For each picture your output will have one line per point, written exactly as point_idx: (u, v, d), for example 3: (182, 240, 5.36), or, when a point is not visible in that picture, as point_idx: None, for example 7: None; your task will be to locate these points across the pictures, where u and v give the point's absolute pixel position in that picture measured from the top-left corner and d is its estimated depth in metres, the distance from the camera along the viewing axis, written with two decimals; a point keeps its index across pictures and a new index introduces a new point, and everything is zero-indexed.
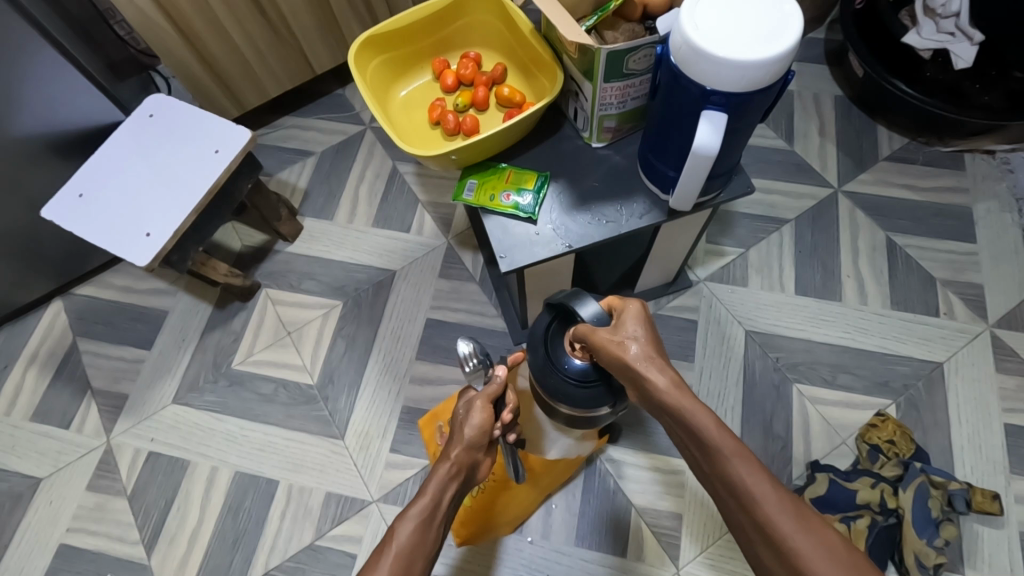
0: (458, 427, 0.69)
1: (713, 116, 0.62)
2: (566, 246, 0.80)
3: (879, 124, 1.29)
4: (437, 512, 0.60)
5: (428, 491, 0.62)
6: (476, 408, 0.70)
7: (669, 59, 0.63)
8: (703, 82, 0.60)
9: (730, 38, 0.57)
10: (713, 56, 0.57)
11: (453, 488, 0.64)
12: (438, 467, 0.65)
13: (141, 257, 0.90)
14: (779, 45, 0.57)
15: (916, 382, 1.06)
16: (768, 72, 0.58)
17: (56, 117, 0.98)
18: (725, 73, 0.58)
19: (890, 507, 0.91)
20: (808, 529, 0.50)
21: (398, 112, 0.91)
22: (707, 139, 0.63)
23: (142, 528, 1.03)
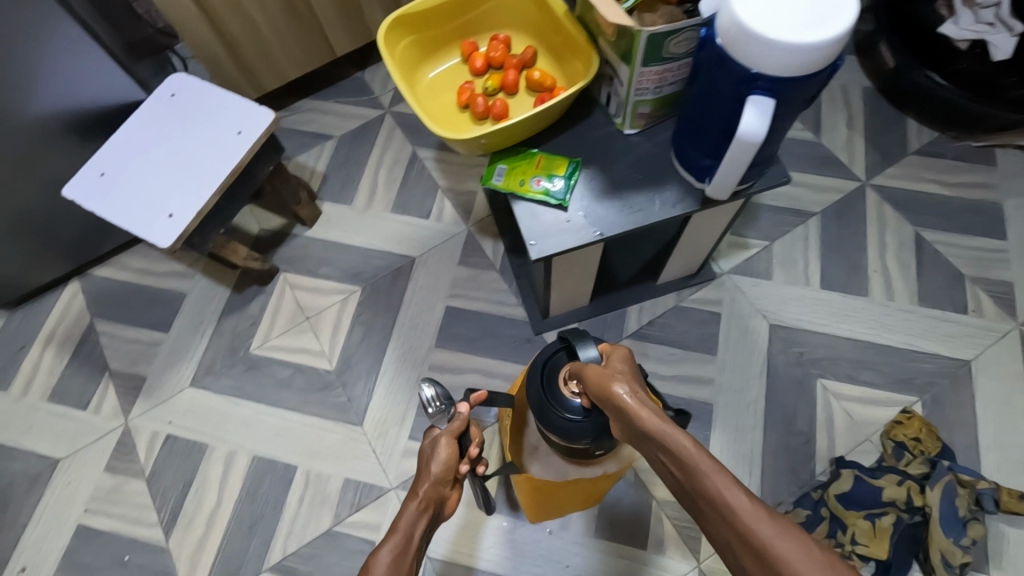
0: (425, 459, 0.64)
1: (760, 102, 0.60)
2: (597, 234, 0.78)
3: (908, 116, 1.25)
4: (407, 550, 0.54)
5: (398, 527, 0.56)
6: (443, 440, 0.63)
7: (713, 41, 0.61)
8: (748, 64, 0.59)
9: (781, 20, 0.55)
10: (763, 38, 0.55)
11: (424, 524, 0.58)
12: (408, 503, 0.59)
13: (164, 238, 0.89)
14: (832, 28, 0.55)
15: (943, 380, 1.04)
16: (819, 57, 0.56)
17: (77, 94, 0.97)
18: (774, 56, 0.56)
19: (917, 505, 0.90)
20: (805, 552, 0.39)
21: (426, 94, 0.89)
22: (752, 125, 0.61)
23: (159, 510, 1.03)
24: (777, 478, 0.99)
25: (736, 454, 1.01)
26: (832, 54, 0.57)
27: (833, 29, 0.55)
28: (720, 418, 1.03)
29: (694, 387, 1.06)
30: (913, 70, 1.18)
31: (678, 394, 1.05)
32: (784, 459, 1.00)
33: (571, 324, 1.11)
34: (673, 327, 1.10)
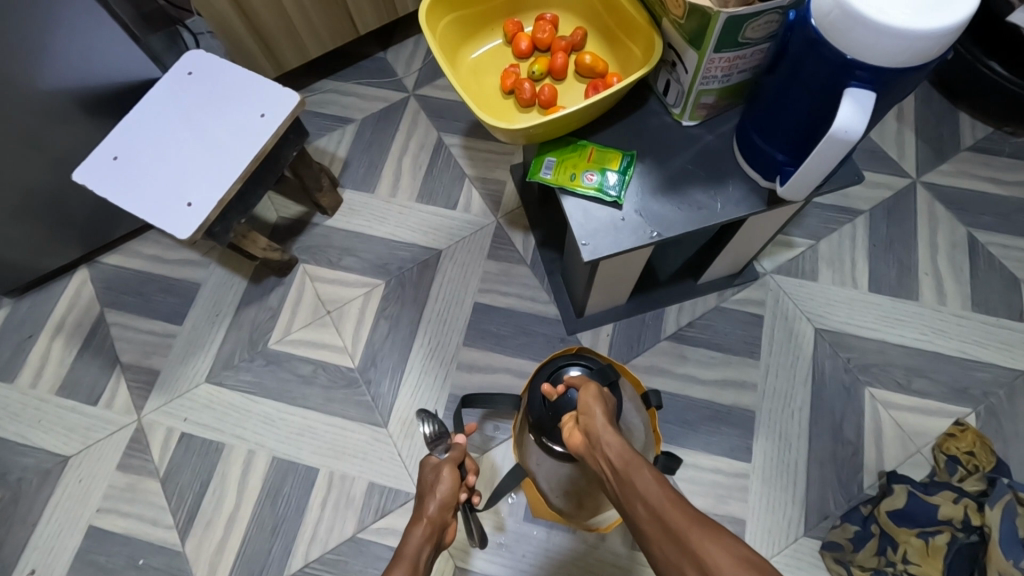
0: (427, 487, 0.68)
1: (857, 94, 0.54)
2: (654, 235, 0.72)
3: (962, 110, 1.20)
4: (416, 573, 0.56)
5: (404, 552, 0.59)
6: (446, 469, 0.69)
7: (806, 21, 0.55)
8: (847, 51, 0.52)
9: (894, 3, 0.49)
10: (874, 22, 0.49)
11: (429, 550, 0.60)
12: (413, 529, 0.62)
13: (183, 228, 0.84)
14: (953, 15, 0.48)
15: (998, 390, 1.00)
16: (934, 46, 0.50)
17: (88, 70, 0.90)
18: (883, 43, 0.50)
19: (974, 524, 0.84)
20: (710, 531, 0.46)
21: (466, 77, 0.83)
22: (849, 119, 0.55)
23: (176, 511, 0.98)
24: (823, 489, 0.95)
25: (781, 464, 0.96)
26: (947, 43, 0.50)
27: (955, 17, 0.48)
28: (764, 426, 0.99)
29: (736, 392, 1.01)
30: (976, 60, 1.11)
31: (720, 400, 1.00)
32: (830, 470, 0.96)
33: (607, 324, 1.06)
34: (714, 328, 1.05)
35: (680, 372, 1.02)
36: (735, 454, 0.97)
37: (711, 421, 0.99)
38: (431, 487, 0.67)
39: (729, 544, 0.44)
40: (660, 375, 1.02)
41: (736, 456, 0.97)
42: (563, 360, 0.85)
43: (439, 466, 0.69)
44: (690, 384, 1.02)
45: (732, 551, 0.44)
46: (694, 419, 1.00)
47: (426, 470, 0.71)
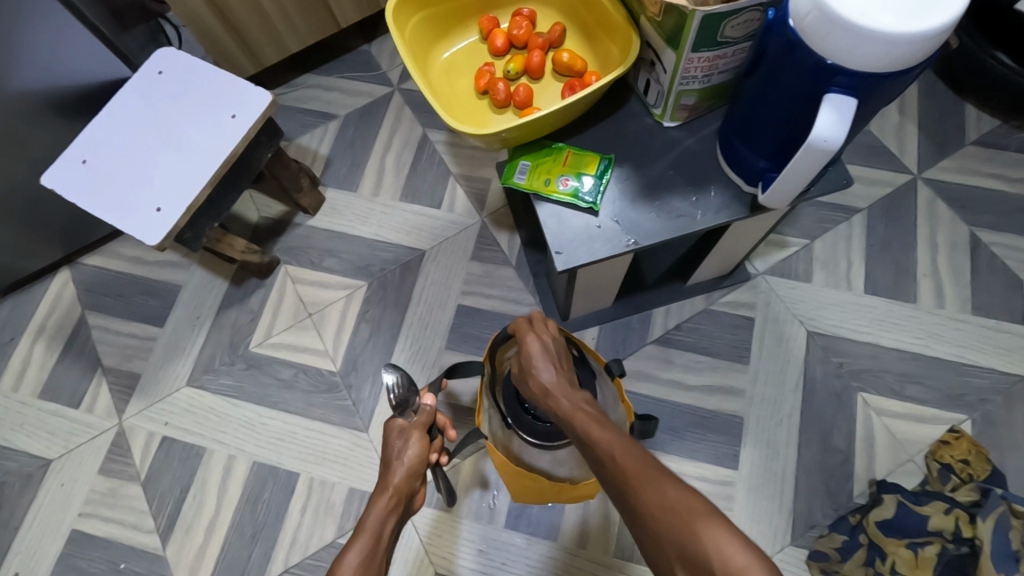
0: (392, 456, 0.65)
1: (838, 101, 0.51)
2: (630, 243, 0.70)
3: (967, 102, 1.15)
4: (377, 545, 0.55)
5: (367, 523, 0.57)
6: (414, 436, 0.67)
7: (785, 22, 0.51)
8: (827, 55, 0.49)
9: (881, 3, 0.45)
10: (857, 26, 0.45)
11: (393, 521, 0.59)
12: (378, 499, 0.60)
13: (151, 233, 0.82)
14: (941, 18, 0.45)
15: (995, 397, 0.96)
16: (920, 48, 0.46)
17: (56, 71, 0.88)
18: (867, 49, 0.46)
19: (965, 536, 0.82)
20: (660, 477, 0.45)
21: (439, 77, 0.80)
22: (828, 128, 0.51)
23: (157, 516, 0.98)
24: (812, 499, 0.93)
25: (768, 472, 0.94)
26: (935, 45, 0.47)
27: (943, 19, 0.45)
28: (752, 433, 0.96)
29: (724, 398, 0.98)
30: (981, 49, 1.07)
31: (707, 405, 0.98)
32: (819, 479, 0.94)
33: (592, 326, 1.03)
34: (703, 332, 1.02)
35: (667, 377, 1.00)
36: (721, 462, 0.95)
37: (697, 427, 0.97)
38: (396, 456, 0.65)
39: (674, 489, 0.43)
40: (646, 380, 1.00)
41: (722, 463, 0.95)
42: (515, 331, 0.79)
43: (405, 434, 0.67)
44: (677, 390, 0.99)
45: (679, 497, 0.43)
46: (681, 426, 0.97)
47: (392, 436, 0.68)
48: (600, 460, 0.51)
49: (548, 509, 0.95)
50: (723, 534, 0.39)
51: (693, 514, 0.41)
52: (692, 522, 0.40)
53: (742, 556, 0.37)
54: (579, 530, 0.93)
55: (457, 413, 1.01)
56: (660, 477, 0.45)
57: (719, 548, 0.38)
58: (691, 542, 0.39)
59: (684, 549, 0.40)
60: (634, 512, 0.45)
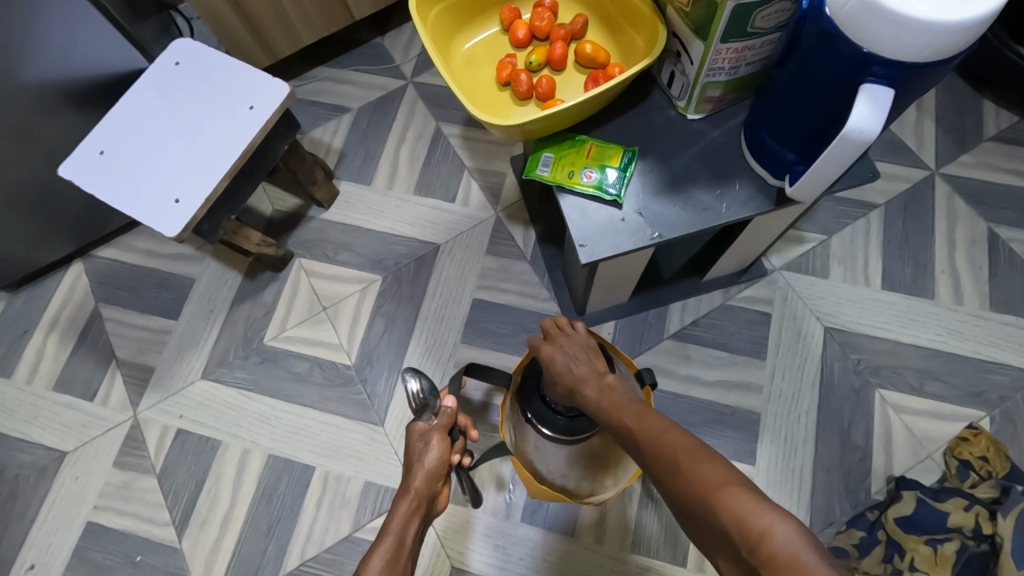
0: (414, 458, 0.66)
1: (873, 91, 0.50)
2: (654, 236, 0.69)
3: (986, 98, 1.14)
4: (400, 550, 0.54)
5: (390, 527, 0.57)
6: (434, 438, 0.67)
7: (819, 11, 0.50)
8: (863, 44, 0.48)
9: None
10: (897, 15, 0.45)
11: (415, 523, 0.59)
12: (400, 503, 0.61)
13: (170, 225, 0.81)
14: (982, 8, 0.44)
15: (1014, 394, 0.96)
16: (960, 37, 0.46)
17: (72, 62, 0.87)
18: (905, 38, 0.46)
19: (985, 534, 0.81)
20: (692, 449, 0.46)
21: (460, 68, 0.79)
22: (864, 118, 0.51)
23: (172, 509, 0.98)
24: (829, 495, 0.93)
25: (785, 468, 0.94)
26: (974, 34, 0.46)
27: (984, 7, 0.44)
28: (769, 429, 0.96)
29: (742, 394, 0.98)
30: (1003, 44, 1.06)
31: (724, 401, 0.98)
32: (837, 476, 0.93)
33: (609, 321, 1.03)
34: (720, 328, 1.02)
35: (683, 373, 0.99)
36: (739, 458, 0.95)
37: (714, 423, 0.97)
38: (417, 458, 0.65)
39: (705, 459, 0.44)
40: (663, 376, 0.99)
41: (740, 459, 0.95)
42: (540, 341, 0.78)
43: (426, 436, 0.68)
44: (694, 385, 0.99)
45: (710, 468, 0.43)
46: (698, 421, 0.97)
47: (413, 441, 0.69)
48: (633, 438, 0.53)
49: (565, 504, 0.94)
50: (748, 499, 0.38)
51: (720, 484, 0.41)
52: (717, 489, 0.41)
53: (766, 520, 0.36)
54: (595, 525, 0.93)
55: (473, 409, 1.01)
56: (694, 451, 0.45)
57: (742, 513, 0.38)
58: (716, 508, 0.40)
59: (711, 516, 0.40)
60: (666, 482, 0.46)
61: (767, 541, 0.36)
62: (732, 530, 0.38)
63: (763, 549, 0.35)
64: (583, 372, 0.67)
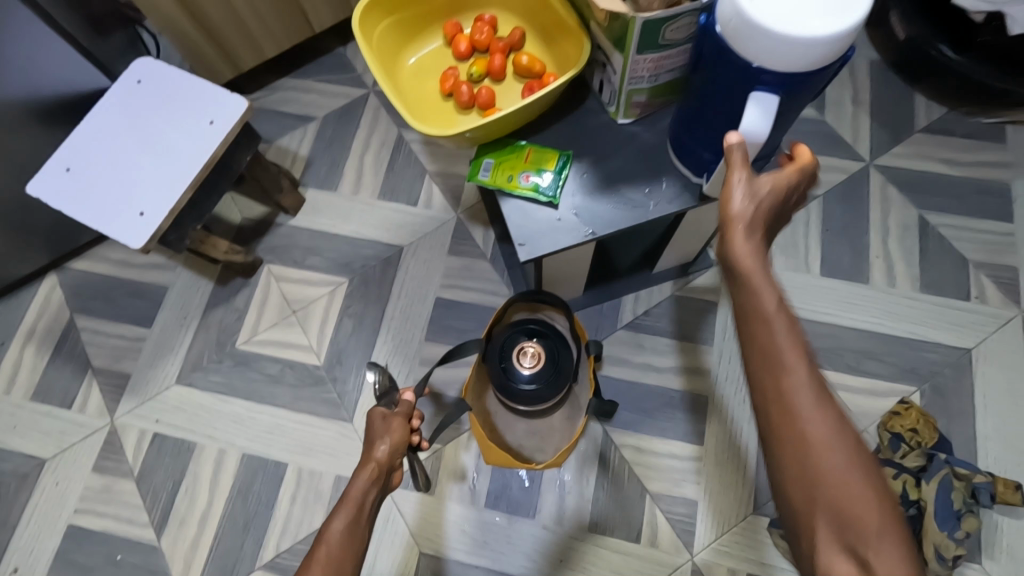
0: (377, 433, 0.70)
1: (763, 98, 0.56)
2: (589, 233, 0.74)
3: (918, 92, 1.21)
4: (360, 515, 0.61)
5: (351, 493, 0.62)
6: (395, 419, 0.71)
7: (713, 29, 0.56)
8: (751, 58, 0.54)
9: (791, 7, 0.50)
10: (770, 30, 0.50)
11: (375, 492, 0.64)
12: (360, 471, 0.65)
13: (136, 237, 0.85)
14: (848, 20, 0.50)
15: (944, 369, 1.03)
16: (833, 50, 0.51)
17: (38, 83, 0.91)
18: (784, 54, 0.51)
19: (912, 499, 0.90)
20: (855, 457, 0.43)
21: (408, 80, 0.84)
22: (754, 123, 0.57)
23: (151, 509, 1.02)
24: None
25: (733, 446, 1.00)
26: (848, 42, 0.51)
27: (849, 19, 0.50)
28: (718, 410, 1.02)
29: (692, 378, 1.04)
30: (929, 42, 1.12)
31: (675, 386, 1.03)
32: None
33: None
34: (671, 317, 1.07)
35: (638, 361, 1.05)
36: (690, 439, 1.00)
37: (667, 407, 1.02)
38: (380, 434, 0.69)
39: (863, 475, 0.42)
40: (617, 364, 1.05)
41: (691, 440, 1.00)
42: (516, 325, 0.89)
43: (389, 417, 0.71)
44: (646, 372, 1.04)
45: (868, 491, 0.42)
46: (651, 406, 1.03)
47: (375, 418, 0.72)
48: (771, 407, 0.46)
49: (526, 489, 1.00)
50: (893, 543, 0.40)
51: (873, 502, 0.41)
52: (863, 511, 0.41)
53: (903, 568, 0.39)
54: (555, 505, 0.99)
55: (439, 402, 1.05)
56: (846, 428, 0.44)
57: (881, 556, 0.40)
58: (860, 505, 0.41)
59: (856, 516, 0.41)
60: (806, 462, 0.43)
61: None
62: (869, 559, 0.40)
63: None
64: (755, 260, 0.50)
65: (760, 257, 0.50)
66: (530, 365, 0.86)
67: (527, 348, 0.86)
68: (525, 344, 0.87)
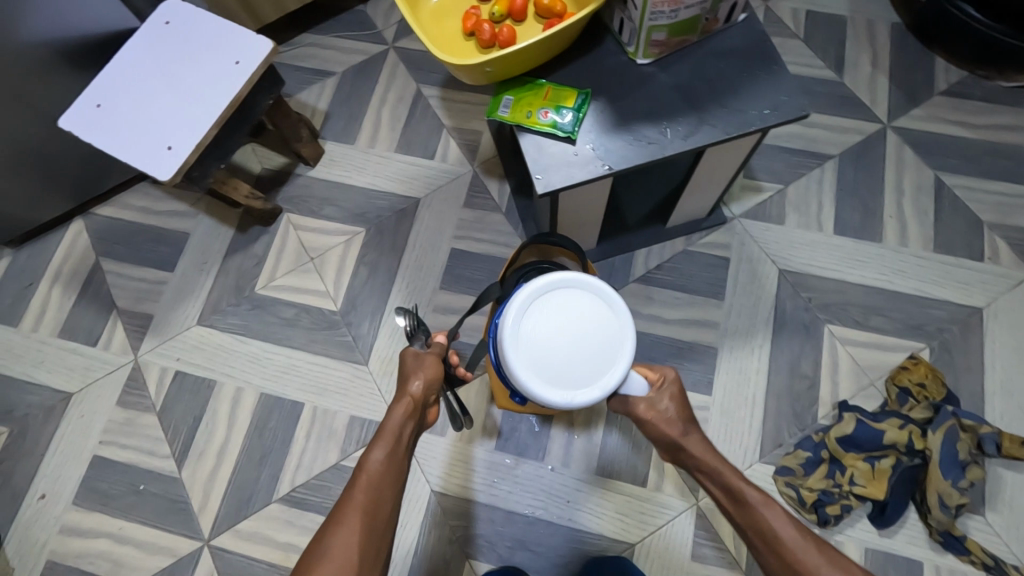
0: (410, 369, 0.70)
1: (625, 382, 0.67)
2: (606, 168, 0.76)
3: (937, 55, 1.20)
4: (397, 447, 0.62)
5: (387, 427, 0.64)
6: (430, 357, 0.71)
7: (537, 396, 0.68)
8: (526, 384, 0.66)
9: (558, 363, 0.64)
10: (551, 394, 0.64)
11: (411, 426, 0.65)
12: (396, 405, 0.66)
13: (163, 171, 0.88)
14: (608, 376, 0.64)
15: (952, 326, 1.03)
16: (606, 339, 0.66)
17: (68, 22, 0.93)
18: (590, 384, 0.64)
19: (917, 449, 0.91)
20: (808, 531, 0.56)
21: (430, 20, 0.85)
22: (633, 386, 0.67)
23: (171, 443, 1.05)
24: (779, 420, 1.00)
25: (738, 396, 1.01)
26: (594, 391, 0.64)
27: (597, 390, 0.63)
28: (725, 362, 1.03)
29: (701, 330, 1.05)
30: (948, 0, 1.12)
31: (684, 337, 1.05)
32: (788, 402, 1.00)
33: None
34: (682, 271, 1.08)
35: (646, 312, 1.06)
36: (697, 389, 1.02)
37: (674, 357, 1.04)
38: (414, 371, 0.69)
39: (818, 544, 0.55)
40: None
41: (698, 390, 1.02)
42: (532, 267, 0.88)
43: (423, 355, 0.71)
44: (655, 323, 1.06)
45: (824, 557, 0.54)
46: (658, 356, 1.04)
47: (411, 355, 0.72)
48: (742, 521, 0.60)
49: (535, 433, 1.02)
50: None
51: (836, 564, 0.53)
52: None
53: None
54: (564, 448, 1.01)
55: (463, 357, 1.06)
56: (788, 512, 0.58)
57: None
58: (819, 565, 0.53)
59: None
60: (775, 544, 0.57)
61: None
62: None
63: None
64: (675, 420, 0.66)
65: (674, 420, 0.66)
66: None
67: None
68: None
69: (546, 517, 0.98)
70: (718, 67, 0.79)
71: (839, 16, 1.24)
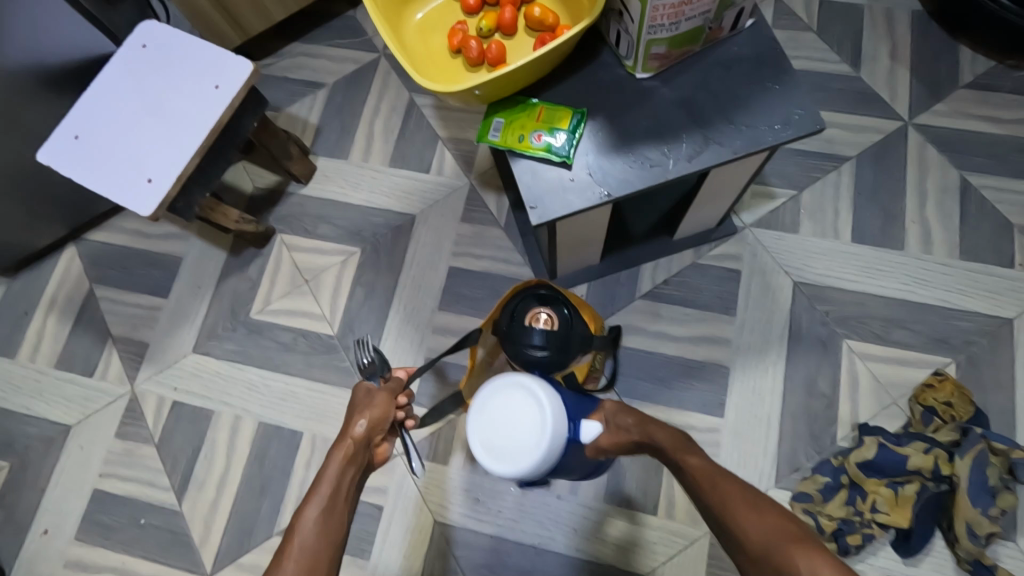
0: (358, 407, 0.69)
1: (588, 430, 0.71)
2: (604, 195, 0.71)
3: (962, 43, 1.12)
4: (335, 497, 0.59)
5: (325, 476, 0.61)
6: (378, 393, 0.70)
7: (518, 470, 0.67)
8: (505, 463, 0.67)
9: (513, 443, 0.67)
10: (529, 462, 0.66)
11: (351, 471, 0.63)
12: (336, 450, 0.64)
13: (144, 205, 0.85)
14: (544, 431, 0.67)
15: (981, 340, 0.97)
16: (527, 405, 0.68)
17: (43, 49, 0.89)
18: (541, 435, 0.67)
19: (944, 475, 0.86)
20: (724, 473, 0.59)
21: (415, 38, 0.81)
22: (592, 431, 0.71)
23: (171, 474, 1.04)
24: (795, 443, 0.95)
25: (752, 418, 0.96)
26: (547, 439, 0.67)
27: (542, 447, 0.66)
28: (737, 382, 0.98)
29: (712, 349, 1.00)
30: None
31: (694, 356, 1.00)
32: (804, 424, 0.96)
33: (580, 284, 1.05)
34: (690, 285, 1.03)
35: (654, 330, 1.02)
36: (708, 411, 0.97)
37: (685, 377, 0.99)
38: (360, 410, 0.69)
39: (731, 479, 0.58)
40: (633, 334, 1.02)
41: (709, 413, 0.97)
42: (520, 296, 0.85)
43: (373, 392, 0.71)
44: (664, 342, 1.01)
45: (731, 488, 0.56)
46: (668, 377, 1.00)
47: (359, 395, 0.71)
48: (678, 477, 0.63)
49: None
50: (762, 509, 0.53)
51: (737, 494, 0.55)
52: (731, 503, 0.54)
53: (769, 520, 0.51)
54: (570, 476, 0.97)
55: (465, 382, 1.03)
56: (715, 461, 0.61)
57: (753, 518, 0.52)
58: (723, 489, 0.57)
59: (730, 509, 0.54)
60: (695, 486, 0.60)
61: (767, 533, 0.50)
62: (749, 530, 0.51)
63: (765, 537, 0.50)
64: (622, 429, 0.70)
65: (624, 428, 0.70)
66: (542, 330, 0.82)
67: (539, 314, 0.82)
68: (535, 312, 0.82)
69: (554, 547, 0.95)
70: (725, 78, 0.73)
71: (855, 5, 1.16)
